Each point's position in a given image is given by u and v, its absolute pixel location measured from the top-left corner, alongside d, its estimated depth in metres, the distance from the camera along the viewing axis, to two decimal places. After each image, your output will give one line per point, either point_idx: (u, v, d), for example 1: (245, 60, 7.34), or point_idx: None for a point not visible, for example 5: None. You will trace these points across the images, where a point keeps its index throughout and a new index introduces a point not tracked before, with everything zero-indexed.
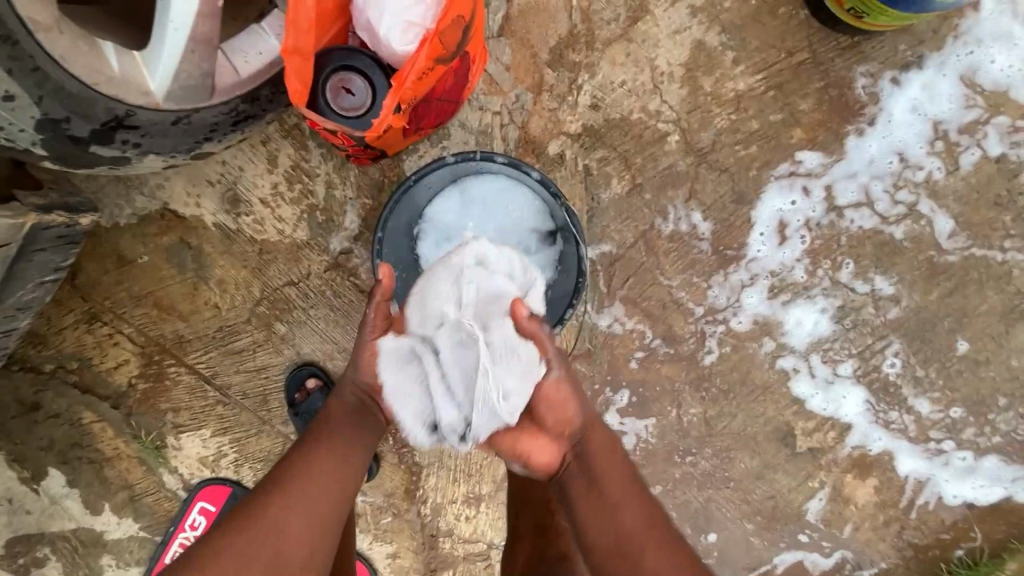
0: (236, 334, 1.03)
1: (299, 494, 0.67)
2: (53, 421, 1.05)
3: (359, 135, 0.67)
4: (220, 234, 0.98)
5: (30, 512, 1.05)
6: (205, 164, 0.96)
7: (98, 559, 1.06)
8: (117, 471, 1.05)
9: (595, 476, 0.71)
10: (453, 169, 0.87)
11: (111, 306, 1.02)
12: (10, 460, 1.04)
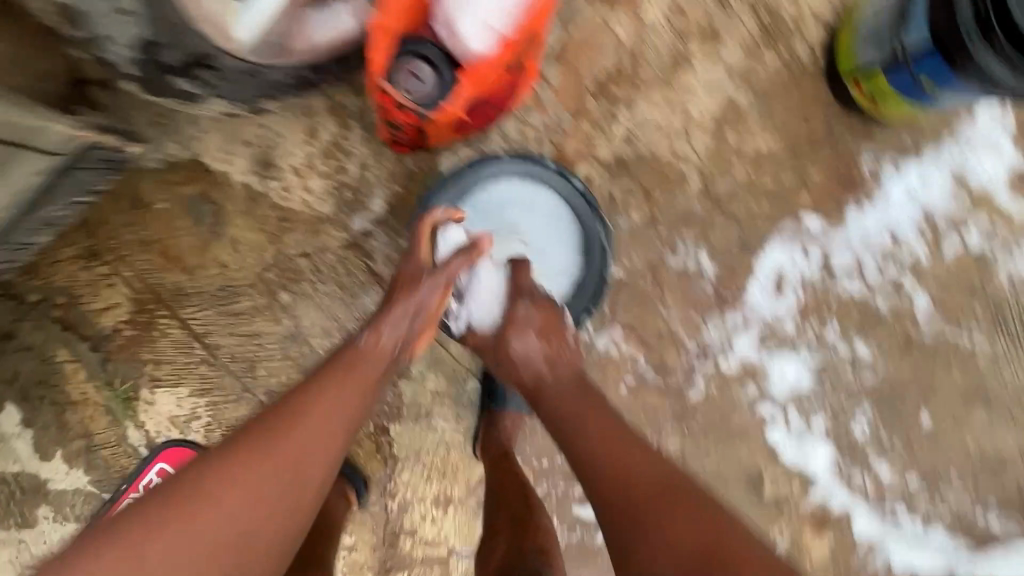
0: (235, 297, 1.03)
1: (314, 431, 0.66)
2: (24, 353, 1.03)
3: (425, 121, 0.73)
4: (244, 195, 0.99)
5: None
6: (242, 124, 0.97)
7: (34, 509, 1.05)
8: (80, 418, 1.04)
9: (569, 395, 0.77)
10: (505, 170, 0.92)
11: (114, 247, 1.01)
12: None
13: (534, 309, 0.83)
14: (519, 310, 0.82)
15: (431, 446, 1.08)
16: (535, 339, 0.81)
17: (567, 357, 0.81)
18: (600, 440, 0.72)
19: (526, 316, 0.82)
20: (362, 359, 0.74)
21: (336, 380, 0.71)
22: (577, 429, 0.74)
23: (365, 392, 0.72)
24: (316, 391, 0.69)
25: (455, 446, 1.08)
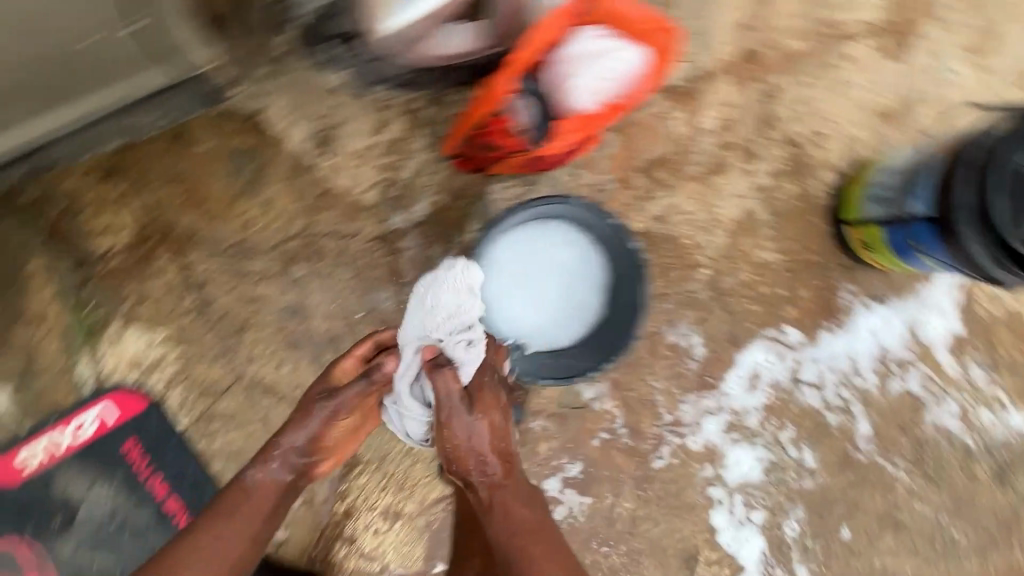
0: (248, 257, 1.00)
1: (208, 560, 0.80)
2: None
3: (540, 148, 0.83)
4: (293, 162, 1.00)
5: None
6: (313, 96, 0.98)
7: None
8: (28, 336, 0.98)
9: (524, 503, 0.83)
10: (568, 214, 0.95)
11: (138, 172, 0.97)
12: None
13: (483, 402, 0.80)
14: (477, 414, 0.80)
15: (398, 456, 1.07)
16: (487, 433, 0.80)
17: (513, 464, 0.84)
18: (533, 537, 0.81)
19: (482, 418, 0.80)
20: (248, 499, 0.85)
21: (226, 514, 0.83)
22: (518, 523, 0.81)
23: (262, 512, 0.85)
24: (213, 523, 0.82)
25: (421, 461, 1.07)
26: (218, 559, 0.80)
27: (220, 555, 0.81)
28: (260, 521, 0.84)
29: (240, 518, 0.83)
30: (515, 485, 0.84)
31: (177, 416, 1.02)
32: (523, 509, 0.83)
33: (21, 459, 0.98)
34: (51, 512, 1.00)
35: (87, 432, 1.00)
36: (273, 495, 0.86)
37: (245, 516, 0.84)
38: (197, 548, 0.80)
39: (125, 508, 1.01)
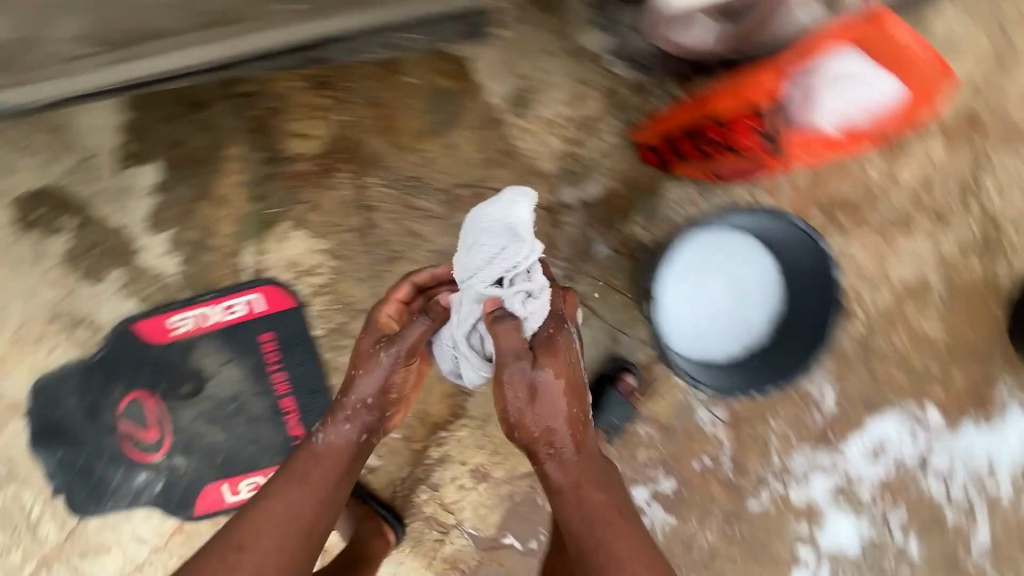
0: (420, 193, 1.04)
1: (279, 528, 0.75)
2: (202, 130, 1.03)
3: (777, 155, 0.83)
4: (485, 114, 1.02)
5: (111, 184, 1.04)
6: (522, 57, 1.01)
7: (113, 268, 1.06)
8: (208, 214, 1.05)
9: (599, 484, 0.78)
10: (734, 227, 0.92)
11: (344, 89, 1.02)
12: (132, 133, 1.03)
13: (555, 363, 0.72)
14: (547, 376, 0.72)
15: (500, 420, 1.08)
16: (562, 399, 0.74)
17: (585, 439, 0.79)
18: (609, 523, 0.76)
19: (552, 381, 0.73)
20: (320, 462, 0.82)
21: (292, 481, 0.79)
22: (595, 508, 0.77)
23: (331, 473, 0.81)
24: (288, 486, 0.79)
25: None
26: (293, 521, 0.76)
27: (290, 522, 0.76)
28: (331, 481, 0.81)
29: (310, 480, 0.80)
30: (593, 463, 0.79)
31: (313, 323, 1.07)
32: (598, 493, 0.78)
33: (175, 322, 1.06)
34: (181, 380, 1.07)
35: (234, 315, 1.06)
36: (348, 456, 0.83)
37: (314, 482, 0.80)
38: (267, 518, 0.76)
39: (247, 393, 1.07)
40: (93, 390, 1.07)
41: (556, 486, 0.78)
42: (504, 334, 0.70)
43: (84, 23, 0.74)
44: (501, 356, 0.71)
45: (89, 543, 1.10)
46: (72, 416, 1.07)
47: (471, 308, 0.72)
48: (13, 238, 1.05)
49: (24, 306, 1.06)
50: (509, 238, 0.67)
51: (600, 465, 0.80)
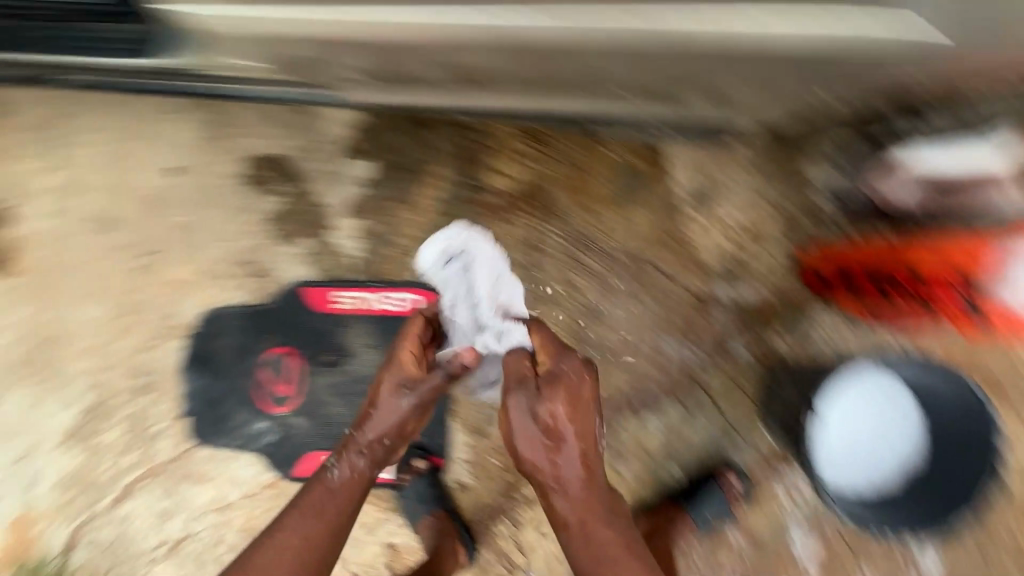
0: (586, 250, 1.14)
1: (289, 556, 0.81)
2: (418, 145, 1.19)
3: (969, 314, 0.94)
4: (666, 197, 1.11)
5: (329, 168, 1.20)
6: (715, 158, 1.09)
7: (304, 237, 1.20)
8: (400, 216, 1.19)
9: (609, 523, 0.82)
10: (895, 372, 0.98)
11: (549, 145, 1.16)
12: (361, 132, 1.20)
13: (565, 395, 0.83)
14: (558, 408, 0.81)
15: None
16: (571, 433, 0.82)
17: (593, 480, 0.83)
18: (621, 561, 0.80)
19: (560, 412, 0.82)
20: (334, 495, 0.88)
21: (297, 512, 0.85)
22: (605, 544, 0.80)
23: (338, 500, 0.87)
24: (302, 511, 0.85)
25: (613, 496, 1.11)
26: (303, 548, 0.82)
27: (302, 549, 0.82)
28: (340, 507, 0.87)
29: (321, 510, 0.86)
30: (600, 503, 0.83)
31: None
32: (607, 529, 0.81)
33: (340, 297, 1.18)
34: (327, 349, 1.18)
35: (393, 307, 1.18)
36: (356, 485, 0.90)
37: (320, 512, 0.85)
38: (278, 545, 0.82)
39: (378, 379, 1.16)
40: (253, 334, 1.20)
41: (563, 522, 0.82)
42: (516, 364, 0.86)
43: (378, 64, 0.87)
44: (508, 383, 0.85)
45: (193, 468, 1.19)
46: (227, 349, 1.20)
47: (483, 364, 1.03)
48: (237, 189, 1.22)
49: (222, 246, 1.22)
50: (464, 303, 1.05)
51: (606, 503, 0.83)
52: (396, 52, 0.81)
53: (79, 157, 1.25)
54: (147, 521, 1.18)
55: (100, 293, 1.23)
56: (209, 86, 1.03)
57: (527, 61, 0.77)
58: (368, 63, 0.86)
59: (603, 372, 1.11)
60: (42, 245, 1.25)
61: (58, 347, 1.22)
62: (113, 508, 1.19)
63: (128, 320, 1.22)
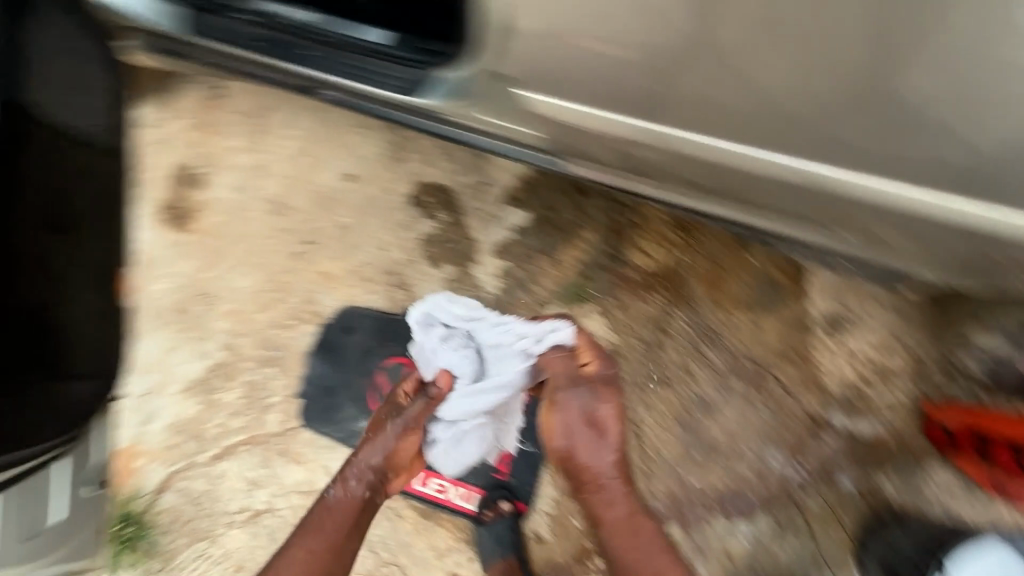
0: (710, 344, 1.18)
1: (303, 558, 1.10)
2: (572, 207, 1.27)
3: None
4: (801, 315, 1.14)
5: (487, 209, 1.31)
6: (857, 291, 1.13)
7: (448, 264, 1.30)
8: (540, 267, 1.27)
9: (635, 512, 1.11)
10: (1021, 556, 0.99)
11: (695, 238, 1.22)
12: (524, 184, 1.30)
13: (609, 399, 1.17)
14: (607, 410, 1.16)
15: None
16: (615, 429, 1.15)
17: (631, 483, 1.13)
18: (648, 542, 1.09)
19: (602, 410, 1.16)
20: (334, 510, 1.14)
21: (309, 526, 1.13)
22: (639, 528, 1.10)
23: (341, 519, 1.13)
24: (314, 530, 1.12)
25: None
26: (307, 558, 1.10)
27: (311, 553, 1.10)
28: (342, 523, 1.12)
29: (325, 525, 1.12)
30: (628, 491, 1.12)
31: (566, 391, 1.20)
32: (641, 519, 1.11)
33: None
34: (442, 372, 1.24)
35: None
36: (354, 508, 1.13)
37: (325, 527, 1.12)
38: (293, 550, 1.11)
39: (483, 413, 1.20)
40: (380, 338, 1.29)
41: (599, 504, 1.11)
42: (558, 363, 1.18)
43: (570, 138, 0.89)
44: (561, 386, 1.18)
45: (293, 448, 1.26)
46: (352, 346, 1.30)
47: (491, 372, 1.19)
48: (400, 206, 1.34)
49: (373, 253, 1.33)
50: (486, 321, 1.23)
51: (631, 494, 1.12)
52: (597, 140, 0.84)
53: (272, 146, 1.41)
54: (237, 486, 1.25)
55: (256, 265, 1.36)
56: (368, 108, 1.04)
57: (700, 173, 0.84)
58: (552, 137, 0.90)
59: (705, 465, 1.14)
60: (218, 212, 1.39)
61: (207, 304, 1.35)
62: (211, 464, 1.27)
63: (272, 297, 1.33)
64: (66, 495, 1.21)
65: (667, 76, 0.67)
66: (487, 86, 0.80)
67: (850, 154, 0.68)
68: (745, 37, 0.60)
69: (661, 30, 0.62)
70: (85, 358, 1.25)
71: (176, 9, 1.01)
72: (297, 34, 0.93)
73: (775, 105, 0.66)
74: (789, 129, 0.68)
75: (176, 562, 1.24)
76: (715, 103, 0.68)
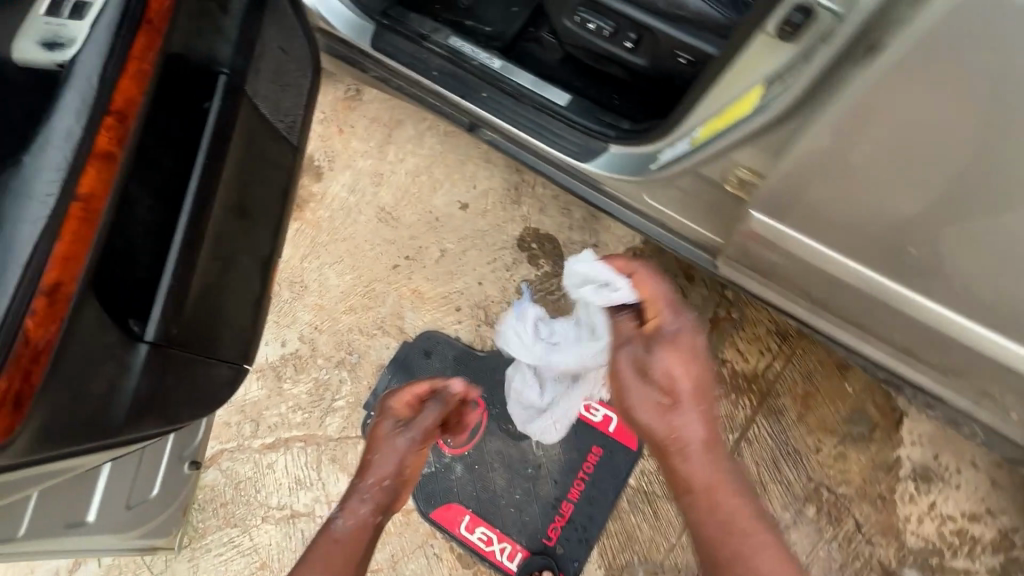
0: (791, 464, 1.14)
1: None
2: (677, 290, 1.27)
3: None
4: (890, 459, 1.12)
5: None
6: (950, 449, 1.11)
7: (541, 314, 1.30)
8: None
9: (731, 488, 0.80)
10: None
11: (796, 352, 1.20)
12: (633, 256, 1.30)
13: (680, 348, 0.80)
14: (682, 365, 0.80)
15: None
16: (693, 368, 0.80)
17: (717, 446, 0.82)
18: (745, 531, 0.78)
19: (672, 360, 0.80)
20: (340, 544, 0.94)
21: (318, 553, 0.91)
22: (729, 508, 0.79)
23: (357, 539, 0.94)
24: (315, 552, 0.92)
25: None
26: None
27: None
28: (357, 542, 0.94)
29: (336, 554, 0.91)
30: (710, 450, 0.81)
31: (634, 473, 1.16)
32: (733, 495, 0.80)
33: None
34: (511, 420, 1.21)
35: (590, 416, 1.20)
36: (366, 532, 0.96)
37: (337, 555, 0.91)
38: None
39: (545, 474, 1.17)
40: (457, 370, 1.28)
41: (666, 452, 0.83)
42: (623, 324, 0.86)
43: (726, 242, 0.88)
44: (616, 345, 0.86)
45: (346, 457, 1.24)
46: (428, 370, 1.29)
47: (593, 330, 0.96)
48: (506, 245, 1.35)
49: (470, 284, 1.33)
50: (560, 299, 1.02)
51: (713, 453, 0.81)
52: (753, 252, 0.83)
53: (396, 158, 1.45)
54: (283, 481, 1.24)
55: (353, 267, 1.38)
56: (517, 153, 1.04)
57: (816, 288, 0.83)
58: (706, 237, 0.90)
59: None
60: (331, 207, 1.43)
61: (297, 293, 1.37)
62: (262, 452, 1.26)
63: (362, 302, 1.35)
64: (162, 467, 1.16)
65: (784, 190, 0.68)
66: (661, 176, 0.80)
67: (991, 314, 0.68)
68: (881, 172, 0.59)
69: (809, 153, 0.61)
70: (237, 345, 0.79)
71: (364, 23, 1.02)
72: (479, 75, 0.96)
73: (913, 239, 0.65)
74: (903, 257, 0.68)
75: (203, 543, 1.22)
76: (830, 219, 0.68)
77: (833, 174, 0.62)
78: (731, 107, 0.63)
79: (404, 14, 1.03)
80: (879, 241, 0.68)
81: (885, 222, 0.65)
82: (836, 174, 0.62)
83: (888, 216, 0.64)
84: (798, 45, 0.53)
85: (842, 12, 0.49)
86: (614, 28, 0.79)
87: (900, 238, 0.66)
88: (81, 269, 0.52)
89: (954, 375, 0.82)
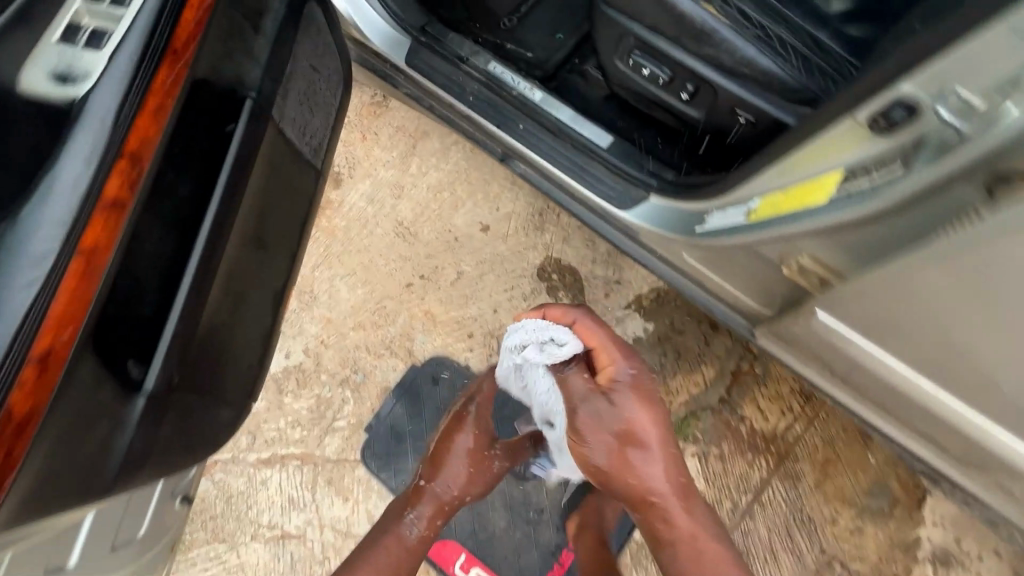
0: (804, 534, 1.09)
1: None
2: (699, 337, 1.21)
3: None
4: (908, 538, 1.07)
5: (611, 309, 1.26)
6: (971, 534, 1.07)
7: None
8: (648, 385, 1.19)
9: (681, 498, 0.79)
10: None
11: (819, 415, 1.15)
12: (656, 297, 1.25)
13: (638, 398, 0.78)
14: (642, 416, 0.77)
15: None
16: (629, 402, 0.77)
17: (690, 494, 0.80)
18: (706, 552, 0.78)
19: (632, 411, 0.77)
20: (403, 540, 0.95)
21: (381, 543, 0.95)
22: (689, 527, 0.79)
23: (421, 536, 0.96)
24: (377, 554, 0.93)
25: None
26: None
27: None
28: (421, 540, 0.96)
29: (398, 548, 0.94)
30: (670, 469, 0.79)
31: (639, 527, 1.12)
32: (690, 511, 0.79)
33: None
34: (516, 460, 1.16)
35: None
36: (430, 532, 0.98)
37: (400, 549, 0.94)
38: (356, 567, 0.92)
39: (547, 519, 1.13)
40: None
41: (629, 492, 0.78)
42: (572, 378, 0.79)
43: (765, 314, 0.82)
44: (572, 405, 0.78)
45: (343, 480, 1.21)
46: (434, 397, 1.25)
47: (548, 410, 0.84)
48: (525, 274, 1.30)
49: (484, 311, 1.29)
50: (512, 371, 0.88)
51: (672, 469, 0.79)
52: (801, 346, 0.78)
53: (418, 171, 1.40)
54: (276, 500, 1.20)
55: (365, 282, 1.33)
56: (548, 192, 0.99)
57: (868, 390, 0.76)
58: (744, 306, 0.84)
59: None
60: (346, 217, 1.38)
61: (305, 303, 1.32)
62: (256, 467, 1.22)
63: (371, 319, 1.30)
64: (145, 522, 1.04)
65: (848, 303, 0.63)
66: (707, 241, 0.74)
67: None
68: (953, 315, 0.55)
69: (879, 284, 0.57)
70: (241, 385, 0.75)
71: (402, 38, 0.97)
72: (519, 108, 0.91)
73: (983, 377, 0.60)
74: (981, 389, 0.62)
75: (188, 556, 1.18)
76: (892, 341, 0.65)
77: (900, 289, 0.56)
78: (803, 183, 0.57)
79: (444, 32, 0.98)
80: (952, 357, 0.60)
81: (966, 341, 0.57)
82: (909, 292, 0.56)
83: (964, 347, 0.58)
84: (898, 138, 0.47)
85: (968, 130, 0.43)
86: (669, 77, 0.74)
87: (976, 362, 0.59)
88: (94, 298, 0.49)
89: (1005, 491, 0.75)
